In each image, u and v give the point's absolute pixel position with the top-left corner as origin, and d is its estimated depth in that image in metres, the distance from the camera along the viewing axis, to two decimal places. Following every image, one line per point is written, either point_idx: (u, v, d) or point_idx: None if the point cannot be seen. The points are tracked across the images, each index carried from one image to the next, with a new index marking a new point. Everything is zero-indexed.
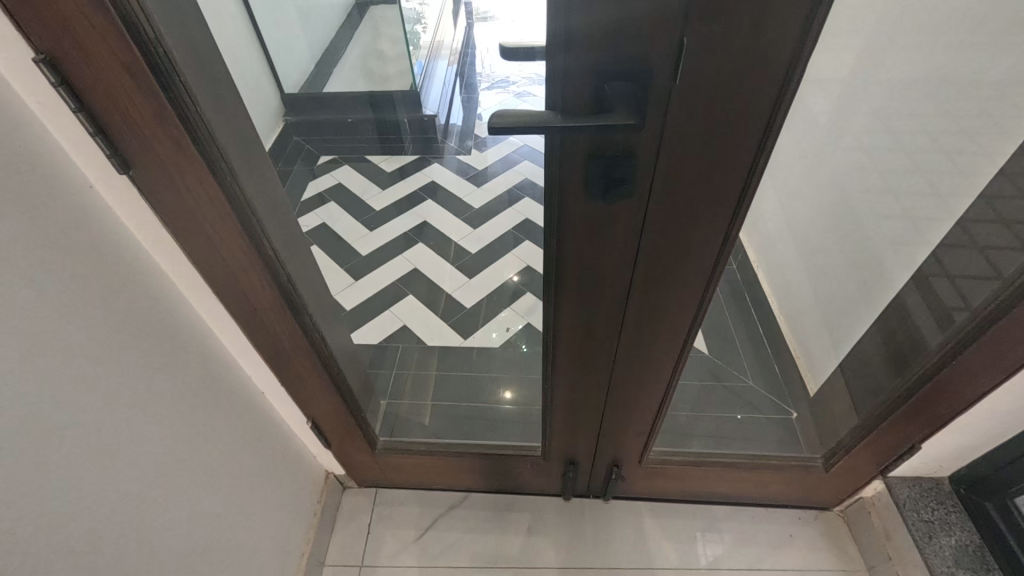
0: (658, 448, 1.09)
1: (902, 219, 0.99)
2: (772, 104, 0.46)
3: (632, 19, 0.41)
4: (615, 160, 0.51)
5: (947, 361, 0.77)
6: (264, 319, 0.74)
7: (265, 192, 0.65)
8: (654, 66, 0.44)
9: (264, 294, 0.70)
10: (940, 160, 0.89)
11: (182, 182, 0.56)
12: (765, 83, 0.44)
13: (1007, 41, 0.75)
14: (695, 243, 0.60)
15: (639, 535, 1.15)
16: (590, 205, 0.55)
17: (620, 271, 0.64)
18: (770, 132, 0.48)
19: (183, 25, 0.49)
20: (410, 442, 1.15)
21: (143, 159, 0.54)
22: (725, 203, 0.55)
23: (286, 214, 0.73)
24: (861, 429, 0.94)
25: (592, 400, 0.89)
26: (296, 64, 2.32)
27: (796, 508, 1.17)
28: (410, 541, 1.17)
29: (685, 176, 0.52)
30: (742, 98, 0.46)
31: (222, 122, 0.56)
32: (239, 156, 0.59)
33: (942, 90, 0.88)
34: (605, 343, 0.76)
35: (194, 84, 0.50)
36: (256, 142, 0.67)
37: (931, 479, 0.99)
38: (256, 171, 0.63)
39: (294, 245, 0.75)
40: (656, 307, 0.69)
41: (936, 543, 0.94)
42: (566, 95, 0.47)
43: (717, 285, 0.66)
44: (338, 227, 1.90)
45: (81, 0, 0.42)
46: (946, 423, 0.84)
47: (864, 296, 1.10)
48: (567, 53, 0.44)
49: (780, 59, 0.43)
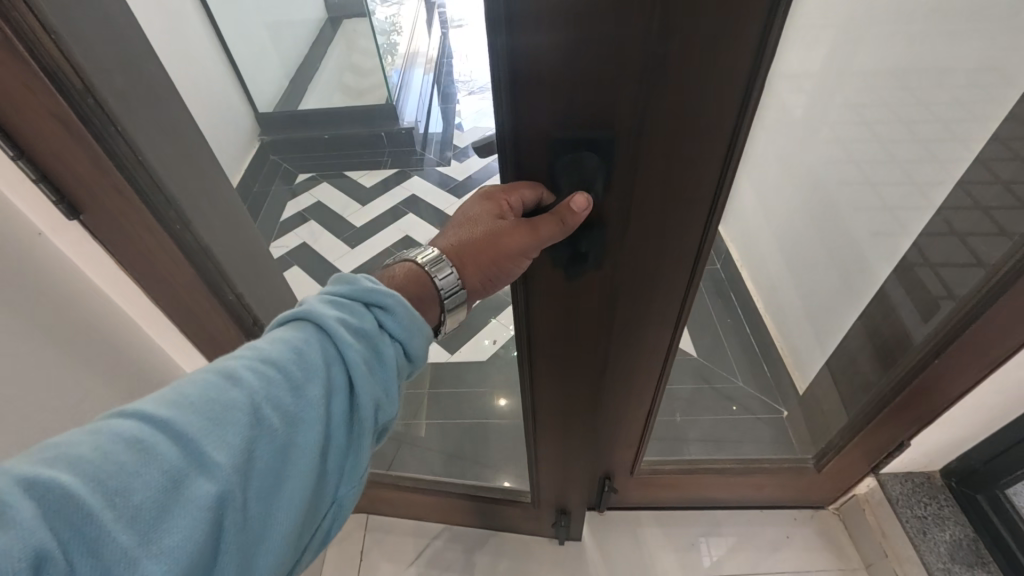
0: (650, 458, 1.08)
1: (881, 212, 0.99)
2: (728, 144, 0.46)
3: (582, 82, 0.42)
4: (581, 230, 0.54)
5: (931, 359, 0.76)
6: (220, 343, 0.73)
7: (223, 229, 0.66)
8: (616, 131, 0.45)
9: (220, 323, 0.70)
10: (915, 153, 0.90)
11: (129, 228, 0.56)
12: (718, 127, 0.44)
13: (977, 28, 0.75)
14: (665, 274, 0.59)
15: (638, 545, 1.14)
16: (556, 266, 0.58)
17: (595, 313, 0.64)
18: (728, 169, 0.48)
19: (112, 65, 0.48)
20: (397, 476, 1.13)
21: (93, 205, 0.54)
22: (691, 235, 0.54)
23: (249, 239, 0.73)
24: (850, 430, 0.93)
25: (580, 435, 0.86)
26: (270, 81, 2.30)
27: (791, 508, 1.16)
28: (404, 565, 1.15)
29: (650, 220, 0.53)
30: (697, 139, 0.45)
31: (170, 171, 0.56)
32: (190, 200, 0.59)
33: (914, 80, 0.88)
34: (586, 381, 0.75)
35: (134, 130, 0.51)
36: (215, 174, 0.65)
37: (922, 474, 0.99)
38: (210, 207, 0.63)
39: (256, 272, 0.75)
40: (636, 329, 0.68)
41: (930, 538, 0.93)
42: (524, 161, 0.48)
43: (694, 303, 0.65)
44: (319, 246, 1.90)
45: (6, 60, 0.42)
46: (934, 419, 0.84)
47: (846, 293, 1.10)
48: (520, 119, 0.45)
49: (732, 102, 0.42)
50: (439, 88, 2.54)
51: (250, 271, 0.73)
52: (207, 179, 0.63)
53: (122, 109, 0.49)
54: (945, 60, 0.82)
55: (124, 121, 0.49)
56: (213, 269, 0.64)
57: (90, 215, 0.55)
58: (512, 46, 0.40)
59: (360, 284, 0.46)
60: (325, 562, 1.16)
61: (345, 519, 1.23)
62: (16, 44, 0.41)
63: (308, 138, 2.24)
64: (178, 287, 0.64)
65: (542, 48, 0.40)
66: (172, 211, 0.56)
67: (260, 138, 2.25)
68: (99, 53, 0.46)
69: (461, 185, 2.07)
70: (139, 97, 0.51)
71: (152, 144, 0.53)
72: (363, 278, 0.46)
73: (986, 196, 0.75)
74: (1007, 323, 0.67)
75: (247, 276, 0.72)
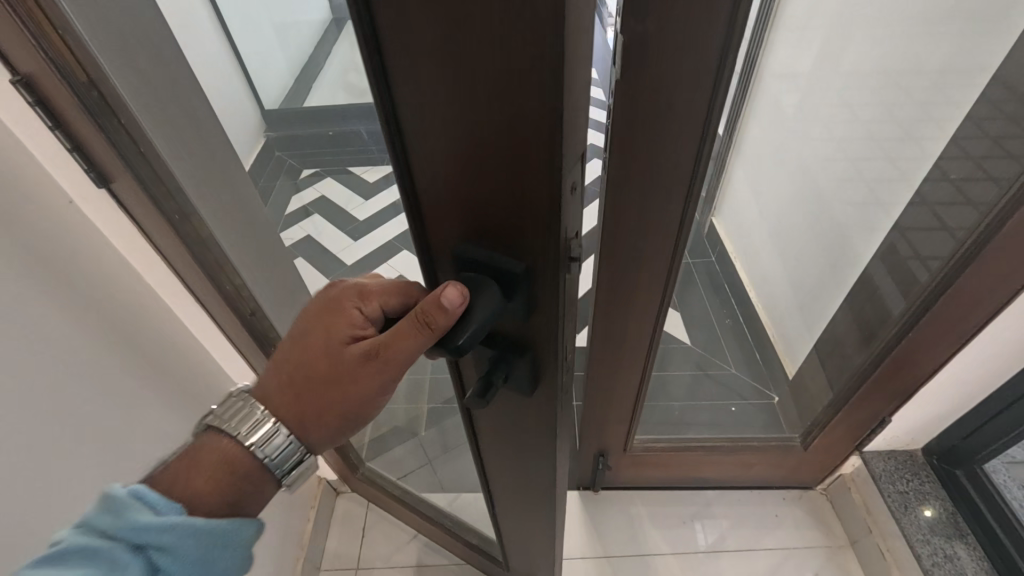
0: (642, 436, 1.12)
1: (865, 198, 1.02)
2: (706, 109, 0.50)
3: (479, 180, 0.34)
4: (503, 338, 0.45)
5: (908, 331, 0.80)
6: (231, 318, 0.78)
7: (220, 213, 0.71)
8: (530, 258, 0.37)
9: (222, 296, 0.75)
10: (894, 139, 0.94)
11: (140, 209, 0.62)
12: (699, 88, 0.49)
13: (954, 21, 0.79)
14: (653, 237, 0.63)
15: (630, 523, 1.18)
16: (481, 360, 0.49)
17: (534, 415, 0.52)
18: (710, 126, 0.52)
19: (125, 65, 0.54)
20: (386, 484, 1.18)
21: (120, 177, 0.58)
22: (679, 195, 0.59)
23: (245, 221, 0.77)
24: (834, 406, 0.97)
25: (534, 521, 0.74)
26: (277, 80, 2.36)
27: (781, 489, 1.20)
28: (405, 541, 1.20)
29: (639, 171, 0.56)
30: (676, 99, 0.50)
31: (180, 167, 0.62)
32: (194, 188, 0.65)
33: (896, 73, 0.92)
34: (538, 481, 0.63)
35: (137, 126, 0.55)
36: (213, 158, 0.70)
37: (905, 452, 1.02)
38: (212, 192, 0.69)
39: (250, 249, 0.79)
40: (624, 296, 0.72)
41: (911, 512, 0.97)
42: (433, 240, 0.41)
43: (680, 272, 0.69)
44: (327, 243, 1.99)
45: (31, 52, 0.47)
46: (913, 393, 0.88)
47: (834, 278, 1.14)
48: (418, 189, 0.37)
49: (707, 61, 0.47)
50: None
51: (246, 249, 0.77)
52: (200, 162, 0.68)
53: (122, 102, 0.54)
54: (925, 54, 0.85)
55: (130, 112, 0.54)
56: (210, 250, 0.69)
57: (118, 184, 0.59)
58: (397, 123, 0.34)
59: (126, 514, 0.40)
60: (328, 538, 1.21)
61: (347, 497, 1.27)
62: (26, 37, 0.46)
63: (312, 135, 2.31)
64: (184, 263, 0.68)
65: (430, 132, 0.33)
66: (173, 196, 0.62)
67: None
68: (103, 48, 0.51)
69: None
70: (134, 89, 0.55)
71: (147, 128, 0.57)
72: (128, 500, 0.41)
73: (959, 173, 0.79)
74: (977, 290, 0.72)
75: (237, 252, 0.75)
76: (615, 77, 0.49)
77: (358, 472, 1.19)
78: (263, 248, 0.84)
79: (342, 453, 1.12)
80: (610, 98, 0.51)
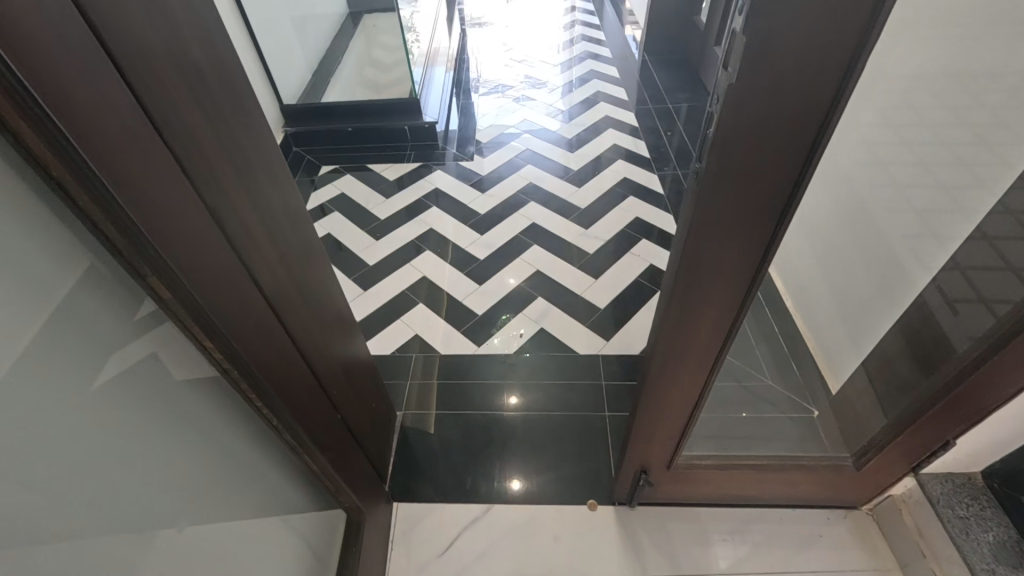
0: (687, 453, 1.08)
1: (913, 216, 0.99)
2: (818, 126, 0.46)
3: None
4: None
5: (988, 357, 0.76)
6: (264, 331, 0.68)
7: (248, 212, 0.66)
8: None
9: (235, 323, 0.61)
10: (946, 157, 0.90)
11: (124, 250, 0.47)
12: (820, 93, 0.44)
13: (1000, 31, 0.76)
14: (740, 247, 0.58)
15: (668, 542, 1.13)
16: None
17: None
18: (827, 126, 0.46)
19: (145, 67, 0.47)
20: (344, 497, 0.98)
21: (113, 218, 0.45)
22: (775, 206, 0.53)
23: (271, 220, 0.72)
24: (893, 428, 0.94)
25: None
26: (296, 76, 2.33)
27: (824, 508, 1.16)
28: (435, 554, 1.13)
29: (733, 179, 0.51)
30: (797, 103, 0.44)
31: (155, 199, 0.49)
32: (189, 209, 0.53)
33: (941, 83, 0.87)
34: None
35: (116, 159, 0.44)
36: (248, 157, 0.66)
37: (963, 475, 0.98)
38: (219, 192, 0.59)
39: (284, 257, 0.76)
40: (696, 307, 0.67)
41: (973, 539, 0.93)
42: None
43: (762, 286, 0.64)
44: (342, 237, 1.90)
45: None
46: (983, 418, 0.84)
47: (880, 295, 1.09)
48: None
49: (833, 69, 0.42)
50: (459, 87, 2.72)
51: (274, 255, 0.73)
52: (243, 153, 0.64)
53: (46, 148, 0.39)
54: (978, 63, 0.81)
55: (135, 148, 0.46)
56: (208, 314, 0.56)
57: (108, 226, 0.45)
58: None
59: None
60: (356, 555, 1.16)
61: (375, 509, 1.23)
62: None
63: (332, 131, 2.27)
64: (159, 358, 0.57)
65: None
66: (141, 254, 0.48)
67: (283, 129, 2.27)
68: (37, 81, 0.37)
69: (482, 180, 2.12)
70: (155, 94, 0.49)
71: (186, 128, 0.53)
72: None
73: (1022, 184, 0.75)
74: None
75: (268, 265, 0.71)
76: (727, 82, 0.44)
77: (342, 491, 0.96)
78: (298, 251, 0.81)
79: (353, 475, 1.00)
80: (715, 106, 0.47)
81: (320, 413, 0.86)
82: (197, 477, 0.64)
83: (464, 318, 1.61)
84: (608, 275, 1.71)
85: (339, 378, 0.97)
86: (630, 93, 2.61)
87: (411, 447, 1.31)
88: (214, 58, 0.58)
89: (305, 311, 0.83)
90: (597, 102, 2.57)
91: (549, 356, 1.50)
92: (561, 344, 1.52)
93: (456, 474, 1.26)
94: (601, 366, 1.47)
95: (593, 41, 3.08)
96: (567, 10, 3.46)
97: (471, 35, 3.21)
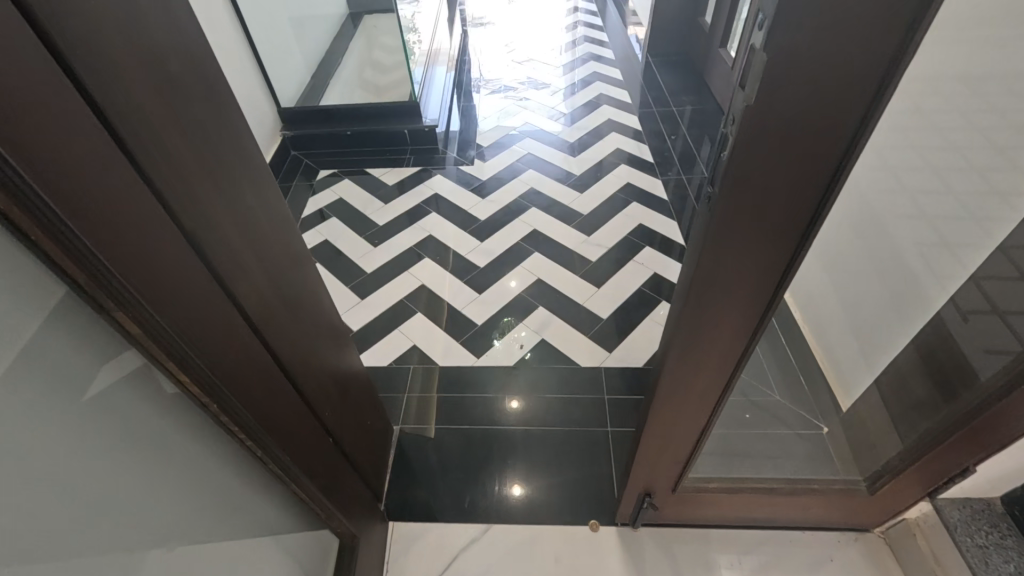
0: (693, 475, 1.04)
1: (923, 222, 0.94)
2: (845, 148, 0.43)
3: None
4: None
5: (1015, 384, 0.72)
6: (246, 359, 0.64)
7: (235, 232, 0.63)
8: None
9: (214, 353, 0.58)
10: (955, 163, 0.86)
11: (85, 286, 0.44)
12: (847, 114, 0.41)
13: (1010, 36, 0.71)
14: (752, 269, 0.55)
15: (672, 565, 1.10)
16: None
17: None
18: (855, 149, 0.43)
19: (116, 86, 0.44)
20: (334, 522, 0.95)
21: (73, 255, 0.42)
22: (796, 228, 0.50)
23: (258, 239, 0.68)
24: (912, 454, 0.90)
25: None
26: (294, 78, 2.30)
27: (835, 531, 1.12)
28: None
29: (747, 200, 0.48)
30: (820, 121, 0.42)
31: (122, 231, 0.45)
32: (161, 239, 0.50)
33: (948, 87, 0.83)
34: None
35: (76, 193, 0.41)
36: (232, 176, 0.62)
37: (981, 500, 0.95)
38: (200, 215, 0.56)
39: (273, 278, 0.73)
40: (705, 330, 0.63)
41: (992, 569, 0.90)
42: None
43: (776, 311, 0.61)
44: (340, 243, 1.87)
45: None
46: (1006, 446, 0.80)
47: (892, 308, 1.04)
48: None
49: (863, 91, 0.40)
50: (461, 88, 2.68)
51: (262, 274, 0.70)
52: (227, 170, 0.61)
53: None
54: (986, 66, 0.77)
55: (104, 177, 0.43)
56: (183, 346, 0.53)
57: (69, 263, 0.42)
58: None
59: None
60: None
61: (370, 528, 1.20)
62: None
63: (332, 135, 2.24)
64: (134, 394, 0.53)
65: None
66: (104, 289, 0.45)
67: (280, 132, 2.23)
68: None
69: (483, 185, 2.08)
70: (127, 115, 0.45)
71: (162, 148, 0.50)
72: None
73: None
74: None
75: (256, 286, 0.68)
76: (747, 101, 0.42)
77: (332, 518, 0.92)
78: (287, 269, 0.78)
79: (345, 500, 0.96)
80: (732, 126, 0.44)
81: (309, 438, 0.83)
82: (177, 514, 0.60)
83: (464, 328, 1.58)
84: (609, 284, 1.67)
85: (331, 397, 0.94)
86: (633, 96, 2.56)
87: (408, 463, 1.28)
88: (194, 72, 0.55)
89: (295, 330, 0.80)
90: (600, 104, 2.53)
91: (550, 368, 1.47)
92: (562, 356, 1.49)
93: (455, 491, 1.23)
94: (603, 379, 1.43)
95: (595, 42, 3.04)
96: (569, 10, 3.42)
97: (472, 36, 3.17)
